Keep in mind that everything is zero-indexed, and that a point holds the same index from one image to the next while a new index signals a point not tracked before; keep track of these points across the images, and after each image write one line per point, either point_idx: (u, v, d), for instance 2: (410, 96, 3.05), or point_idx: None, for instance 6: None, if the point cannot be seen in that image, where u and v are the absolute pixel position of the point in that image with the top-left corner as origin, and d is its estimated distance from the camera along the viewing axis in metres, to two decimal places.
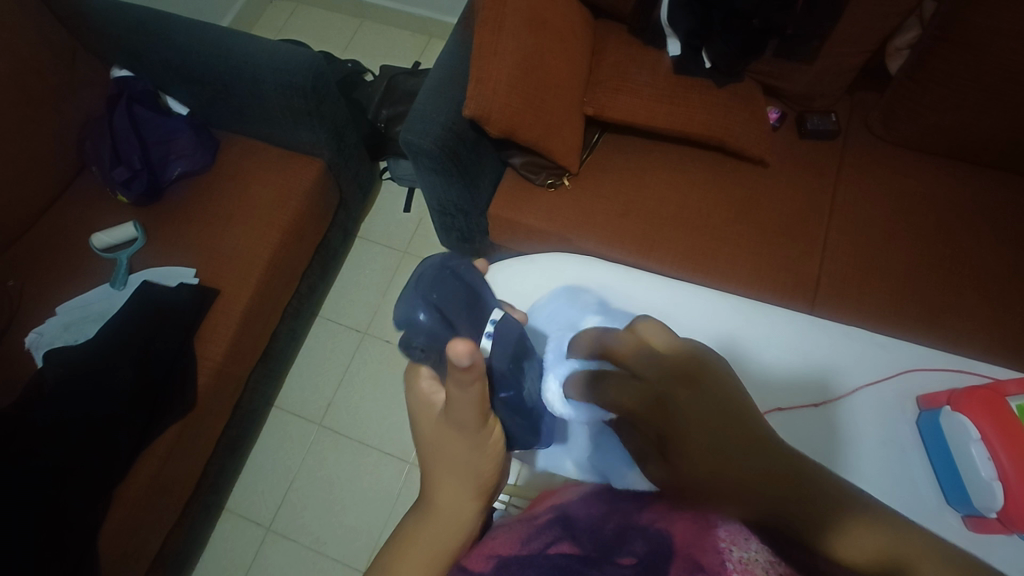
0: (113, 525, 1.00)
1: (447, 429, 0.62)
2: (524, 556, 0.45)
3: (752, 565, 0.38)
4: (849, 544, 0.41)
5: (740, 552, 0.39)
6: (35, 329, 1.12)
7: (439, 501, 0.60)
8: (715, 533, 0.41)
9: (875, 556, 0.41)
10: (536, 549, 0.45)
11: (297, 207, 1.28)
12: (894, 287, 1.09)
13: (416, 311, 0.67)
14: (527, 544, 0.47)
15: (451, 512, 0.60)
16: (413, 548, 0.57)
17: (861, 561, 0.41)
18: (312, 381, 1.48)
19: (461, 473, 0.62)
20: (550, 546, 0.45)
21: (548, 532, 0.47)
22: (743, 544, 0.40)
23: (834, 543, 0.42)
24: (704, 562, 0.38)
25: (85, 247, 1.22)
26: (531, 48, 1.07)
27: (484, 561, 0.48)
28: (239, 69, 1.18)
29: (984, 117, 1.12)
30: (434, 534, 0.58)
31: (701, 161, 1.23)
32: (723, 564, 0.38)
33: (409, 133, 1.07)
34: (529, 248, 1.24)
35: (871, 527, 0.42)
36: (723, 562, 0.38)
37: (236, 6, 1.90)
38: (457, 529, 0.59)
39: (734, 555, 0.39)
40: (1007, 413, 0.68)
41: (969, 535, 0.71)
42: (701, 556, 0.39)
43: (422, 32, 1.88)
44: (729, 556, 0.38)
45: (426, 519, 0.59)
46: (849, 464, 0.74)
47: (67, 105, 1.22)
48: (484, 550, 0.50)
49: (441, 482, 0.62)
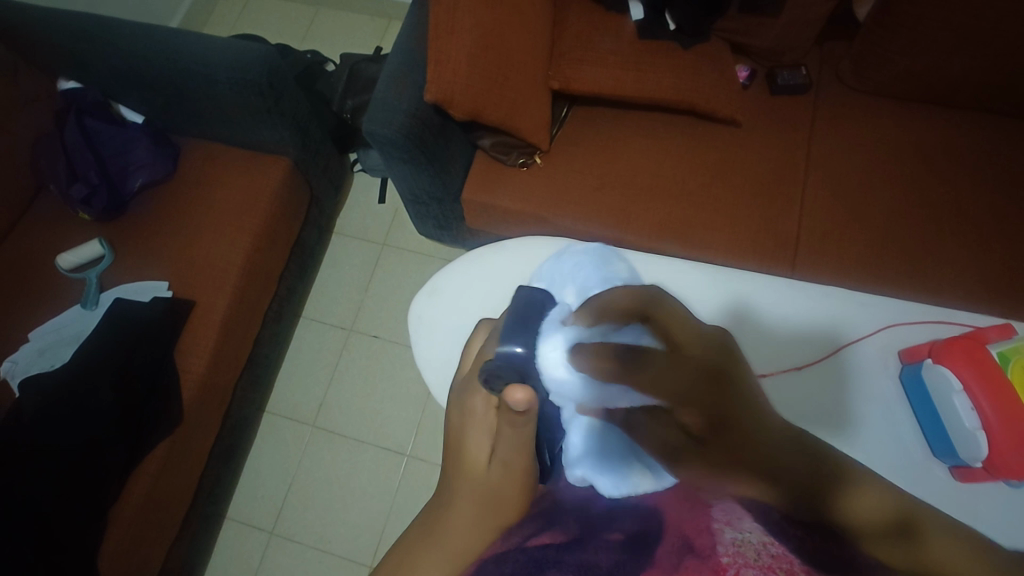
0: (110, 548, 0.99)
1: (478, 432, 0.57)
2: (502, 552, 0.42)
3: (743, 546, 0.36)
4: (858, 508, 0.37)
5: (733, 534, 0.37)
6: (10, 357, 1.09)
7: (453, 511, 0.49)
8: (711, 512, 0.40)
9: (883, 517, 0.37)
10: (514, 542, 0.43)
11: (266, 208, 1.24)
12: (877, 240, 1.08)
13: (512, 344, 0.60)
14: (506, 538, 0.44)
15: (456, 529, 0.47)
16: (437, 533, 0.47)
17: (875, 520, 0.37)
18: (302, 382, 1.47)
19: (477, 462, 0.54)
20: (531, 538, 0.43)
21: (529, 526, 0.45)
22: (738, 524, 0.38)
23: (843, 505, 0.38)
24: (697, 543, 0.38)
25: (52, 269, 1.19)
26: (489, 24, 1.03)
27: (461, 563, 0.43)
28: (188, 69, 1.12)
29: (955, 59, 1.10)
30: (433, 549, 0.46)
31: (673, 126, 1.20)
32: (714, 548, 0.36)
33: (373, 123, 1.03)
34: (505, 230, 1.22)
35: (869, 488, 0.38)
36: (715, 544, 0.37)
37: (185, 4, 1.83)
38: (485, 485, 0.51)
39: (727, 536, 0.37)
40: (989, 362, 0.70)
41: (956, 485, 0.73)
42: (693, 537, 0.38)
43: (381, 16, 1.82)
44: (721, 539, 0.37)
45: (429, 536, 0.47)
46: (833, 426, 0.76)
47: (14, 122, 1.18)
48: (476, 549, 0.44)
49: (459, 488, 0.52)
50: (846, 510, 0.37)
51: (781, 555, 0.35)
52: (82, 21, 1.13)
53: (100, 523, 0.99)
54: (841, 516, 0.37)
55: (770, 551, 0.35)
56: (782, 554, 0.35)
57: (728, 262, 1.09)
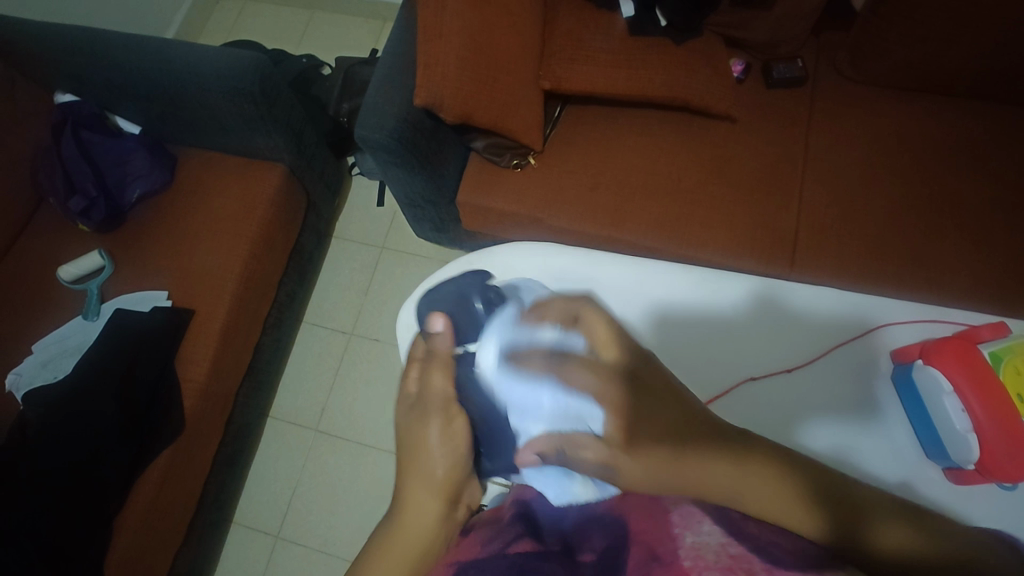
0: (117, 555, 1.01)
1: (423, 436, 0.63)
2: (485, 557, 0.46)
3: (703, 548, 0.41)
4: (887, 539, 0.47)
5: (693, 537, 0.42)
6: (14, 369, 1.11)
7: (409, 509, 0.60)
8: (672, 519, 0.45)
9: (906, 545, 0.47)
10: (495, 549, 0.47)
11: (263, 216, 1.25)
12: (874, 234, 1.07)
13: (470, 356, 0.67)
14: (486, 546, 0.48)
15: (419, 523, 0.59)
16: (402, 531, 0.58)
17: (897, 547, 0.47)
18: (304, 387, 1.48)
19: (426, 464, 0.62)
20: (510, 546, 0.47)
21: (507, 534, 0.49)
22: (695, 528, 0.43)
23: (878, 537, 0.47)
24: (659, 551, 0.42)
25: (54, 282, 1.21)
26: (478, 25, 1.02)
27: (444, 567, 0.47)
28: (180, 79, 1.13)
29: (953, 47, 1.08)
30: (398, 550, 0.56)
31: (666, 123, 1.19)
32: (676, 553, 0.41)
33: (364, 128, 1.03)
34: (501, 232, 1.22)
35: (897, 529, 0.48)
36: (676, 550, 0.41)
37: (182, 13, 1.84)
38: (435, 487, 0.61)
39: (688, 540, 0.42)
40: (979, 362, 0.70)
41: (952, 488, 0.72)
42: (657, 547, 0.42)
43: (376, 17, 1.82)
44: (683, 543, 0.42)
45: (394, 532, 0.58)
46: (827, 430, 0.75)
47: (14, 138, 1.19)
48: (447, 558, 0.49)
49: (410, 487, 0.61)
50: (880, 538, 0.47)
51: (738, 556, 0.39)
52: (76, 34, 1.14)
53: (106, 530, 1.00)
54: (873, 546, 0.46)
55: (728, 552, 0.40)
56: (739, 555, 0.39)
57: (724, 261, 1.08)
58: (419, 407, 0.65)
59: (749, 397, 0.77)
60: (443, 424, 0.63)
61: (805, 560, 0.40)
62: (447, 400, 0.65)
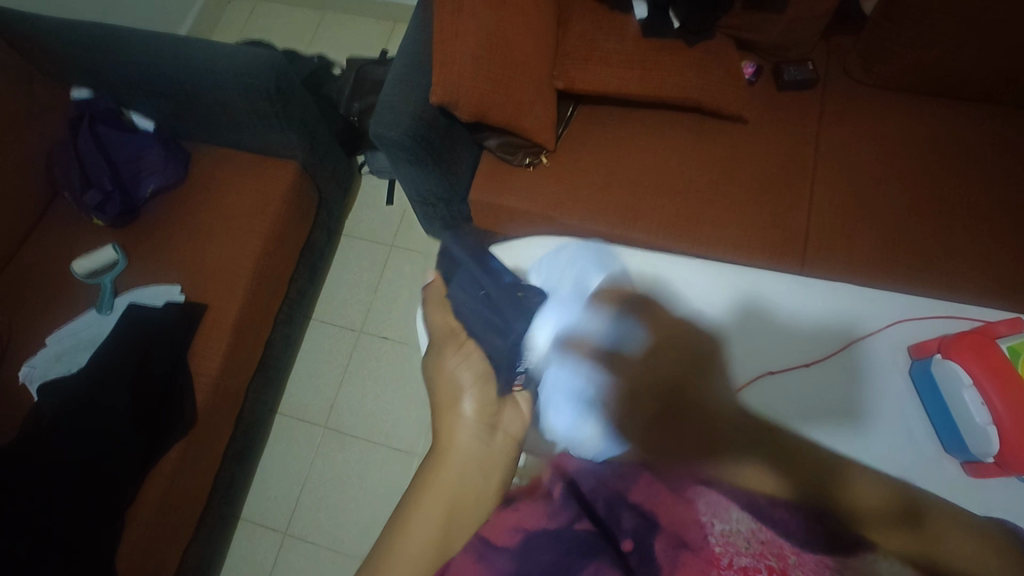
0: (128, 547, 1.01)
1: (445, 369, 0.68)
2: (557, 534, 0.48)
3: (732, 535, 0.45)
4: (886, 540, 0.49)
5: (721, 525, 0.46)
6: (27, 362, 1.11)
7: (446, 435, 0.63)
8: (697, 507, 0.48)
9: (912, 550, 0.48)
10: (564, 523, 0.48)
11: (277, 211, 1.26)
12: (886, 234, 1.07)
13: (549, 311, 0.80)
14: (554, 517, 0.49)
15: (461, 452, 0.60)
16: (442, 462, 0.60)
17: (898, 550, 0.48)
18: (313, 383, 1.49)
19: (453, 395, 0.65)
20: (578, 520, 0.48)
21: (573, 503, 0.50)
22: (724, 516, 0.47)
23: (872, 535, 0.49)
24: (688, 538, 0.45)
25: (67, 275, 1.21)
26: (493, 25, 1.03)
27: (509, 535, 0.49)
28: (198, 75, 1.13)
29: (963, 50, 1.09)
30: (443, 477, 0.58)
31: (679, 124, 1.20)
32: (706, 539, 0.45)
33: (380, 125, 1.04)
34: (513, 230, 1.23)
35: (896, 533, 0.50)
36: (706, 537, 0.45)
37: (194, 11, 1.85)
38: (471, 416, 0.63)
39: (716, 528, 0.46)
40: (999, 355, 0.70)
41: (968, 481, 0.73)
42: (685, 534, 0.46)
43: (386, 19, 1.83)
44: (712, 531, 0.46)
45: (435, 457, 0.60)
46: (845, 425, 0.76)
47: (30, 131, 1.20)
48: (504, 520, 0.50)
49: (445, 422, 0.64)
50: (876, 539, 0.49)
51: (769, 541, 0.45)
52: (95, 30, 1.15)
53: (117, 522, 1.00)
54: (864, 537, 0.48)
55: (758, 539, 0.45)
56: (770, 540, 0.45)
57: (736, 260, 1.08)
58: (435, 345, 0.72)
59: (767, 390, 0.78)
60: (458, 350, 0.69)
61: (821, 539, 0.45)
62: (454, 330, 0.71)
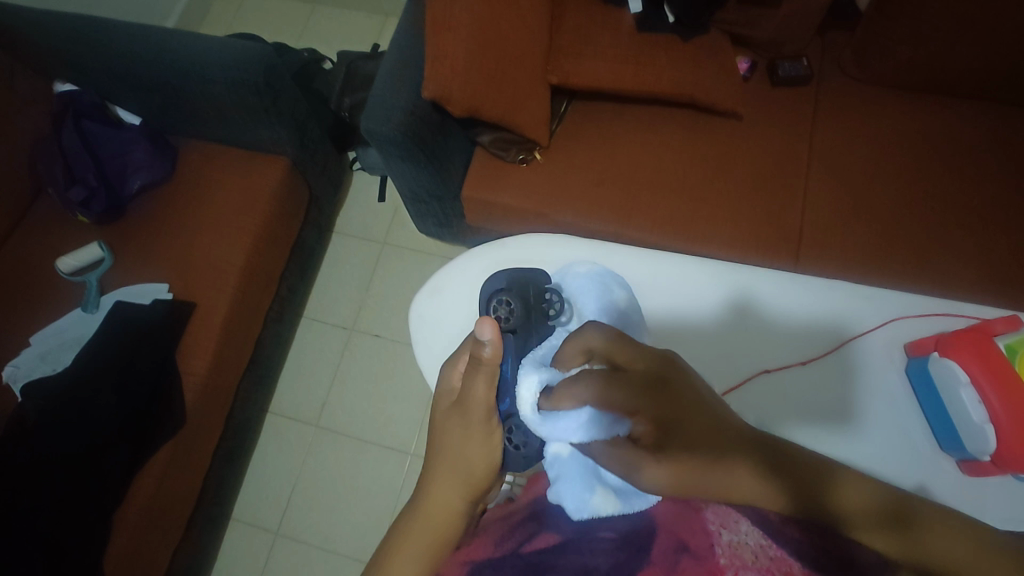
0: (117, 549, 1.00)
1: (454, 430, 0.62)
2: (500, 556, 0.48)
3: (739, 546, 0.42)
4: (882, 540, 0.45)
5: (730, 536, 0.43)
6: (11, 362, 1.09)
7: (435, 486, 0.61)
8: (705, 517, 0.46)
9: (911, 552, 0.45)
10: (513, 547, 0.49)
11: (266, 208, 1.24)
12: (881, 231, 1.07)
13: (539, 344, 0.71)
14: (504, 544, 0.50)
15: (444, 504, 0.59)
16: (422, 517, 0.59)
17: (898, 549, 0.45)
18: (305, 382, 1.47)
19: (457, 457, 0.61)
20: (530, 543, 0.49)
21: (527, 530, 0.51)
22: (733, 528, 0.44)
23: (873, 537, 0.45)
24: (695, 546, 0.43)
25: (53, 273, 1.19)
26: (487, 19, 1.01)
27: (459, 567, 0.50)
28: (183, 68, 1.11)
29: (958, 47, 1.09)
30: (422, 531, 0.58)
31: (672, 120, 1.20)
32: (712, 550, 0.42)
33: (370, 120, 1.02)
34: (506, 228, 1.21)
35: None
36: (711, 547, 0.43)
37: (181, 4, 1.82)
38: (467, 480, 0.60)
39: (724, 538, 0.43)
40: (996, 353, 0.70)
41: (965, 479, 0.73)
42: (689, 541, 0.44)
43: (378, 13, 1.81)
44: (719, 540, 0.43)
45: (419, 509, 0.59)
46: (840, 423, 0.76)
47: (11, 124, 1.17)
48: (459, 556, 0.52)
49: (436, 474, 0.61)
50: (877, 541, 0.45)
51: (777, 557, 0.41)
52: (78, 22, 1.12)
53: (104, 524, 0.99)
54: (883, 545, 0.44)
55: (767, 553, 0.41)
56: (780, 558, 0.41)
57: (731, 257, 1.08)
58: (459, 408, 0.62)
59: (762, 388, 0.77)
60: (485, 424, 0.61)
61: (827, 554, 0.41)
62: (489, 407, 0.61)
